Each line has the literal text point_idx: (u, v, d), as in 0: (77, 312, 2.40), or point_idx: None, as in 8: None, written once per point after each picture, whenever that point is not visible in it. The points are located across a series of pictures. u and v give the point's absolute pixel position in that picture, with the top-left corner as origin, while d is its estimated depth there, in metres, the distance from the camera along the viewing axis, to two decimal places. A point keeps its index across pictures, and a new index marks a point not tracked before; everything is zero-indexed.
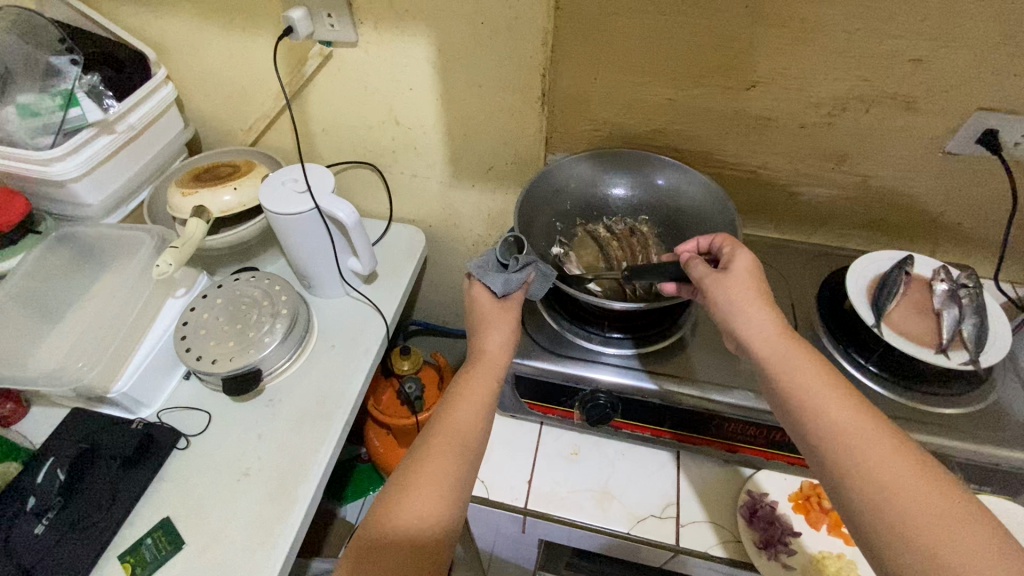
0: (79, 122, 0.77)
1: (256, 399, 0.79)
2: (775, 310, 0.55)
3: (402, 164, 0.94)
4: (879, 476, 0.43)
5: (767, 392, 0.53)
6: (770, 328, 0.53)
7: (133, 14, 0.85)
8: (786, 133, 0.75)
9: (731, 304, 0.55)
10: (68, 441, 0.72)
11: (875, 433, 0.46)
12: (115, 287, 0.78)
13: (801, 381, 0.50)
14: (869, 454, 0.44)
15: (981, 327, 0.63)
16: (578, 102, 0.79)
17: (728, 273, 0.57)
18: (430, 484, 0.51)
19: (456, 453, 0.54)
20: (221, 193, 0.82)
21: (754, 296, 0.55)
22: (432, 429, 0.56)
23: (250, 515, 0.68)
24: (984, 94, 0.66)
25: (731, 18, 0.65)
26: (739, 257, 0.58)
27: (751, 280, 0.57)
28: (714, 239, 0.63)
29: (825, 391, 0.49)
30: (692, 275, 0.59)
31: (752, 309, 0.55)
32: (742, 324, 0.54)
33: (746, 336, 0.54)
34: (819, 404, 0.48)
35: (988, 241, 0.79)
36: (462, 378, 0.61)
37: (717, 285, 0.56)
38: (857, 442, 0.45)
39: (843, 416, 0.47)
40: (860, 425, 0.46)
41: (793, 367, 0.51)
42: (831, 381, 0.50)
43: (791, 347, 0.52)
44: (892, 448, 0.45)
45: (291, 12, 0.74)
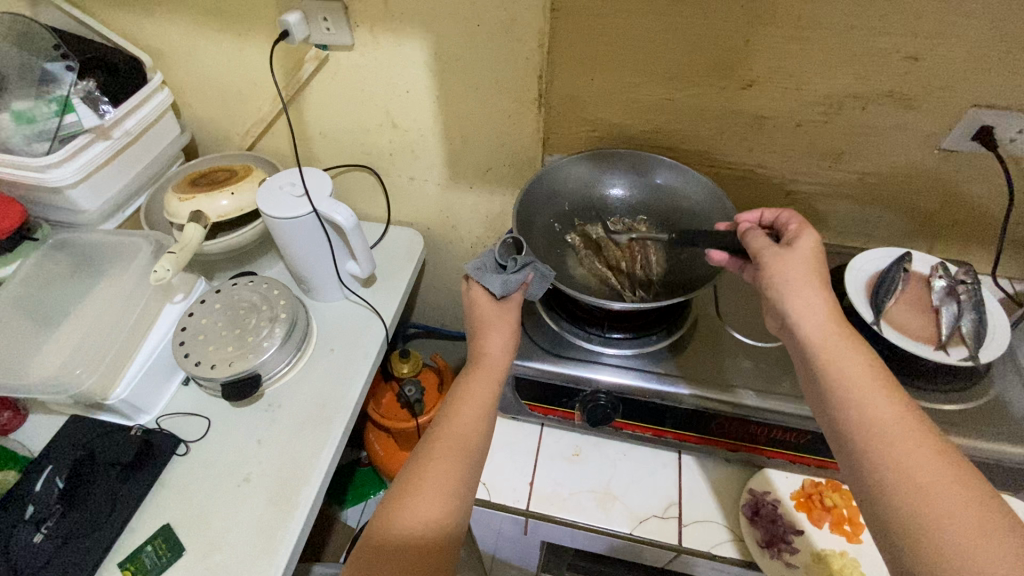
0: (76, 128, 0.77)
1: (255, 405, 0.79)
2: (828, 293, 0.55)
3: (399, 167, 0.94)
4: (904, 470, 0.43)
5: (803, 374, 0.53)
6: (820, 308, 0.53)
7: (128, 19, 0.84)
8: (783, 132, 0.76)
9: (790, 276, 0.55)
10: (66, 448, 0.72)
11: (906, 428, 0.46)
12: (113, 293, 0.78)
13: (835, 367, 0.50)
14: (897, 448, 0.45)
15: (980, 323, 0.63)
16: (575, 103, 0.79)
17: (792, 249, 0.58)
18: (433, 488, 0.51)
19: (457, 457, 0.54)
20: (217, 198, 0.82)
21: (813, 273, 0.56)
22: (433, 432, 0.56)
23: (251, 521, 0.68)
24: (979, 90, 0.66)
25: (726, 18, 0.66)
26: (804, 236, 0.59)
27: (814, 258, 0.57)
28: (781, 216, 0.64)
29: (860, 381, 0.49)
30: (752, 246, 0.60)
31: (808, 287, 0.55)
32: (794, 299, 0.54)
33: (795, 313, 0.54)
34: (851, 395, 0.48)
35: (986, 237, 0.80)
36: (463, 381, 0.61)
37: (777, 258, 0.57)
38: (886, 436, 0.45)
39: (876, 408, 0.47)
40: (891, 419, 0.46)
41: (832, 352, 0.51)
42: (869, 371, 0.49)
43: (838, 333, 0.52)
44: (920, 444, 0.45)
45: (286, 16, 0.74)
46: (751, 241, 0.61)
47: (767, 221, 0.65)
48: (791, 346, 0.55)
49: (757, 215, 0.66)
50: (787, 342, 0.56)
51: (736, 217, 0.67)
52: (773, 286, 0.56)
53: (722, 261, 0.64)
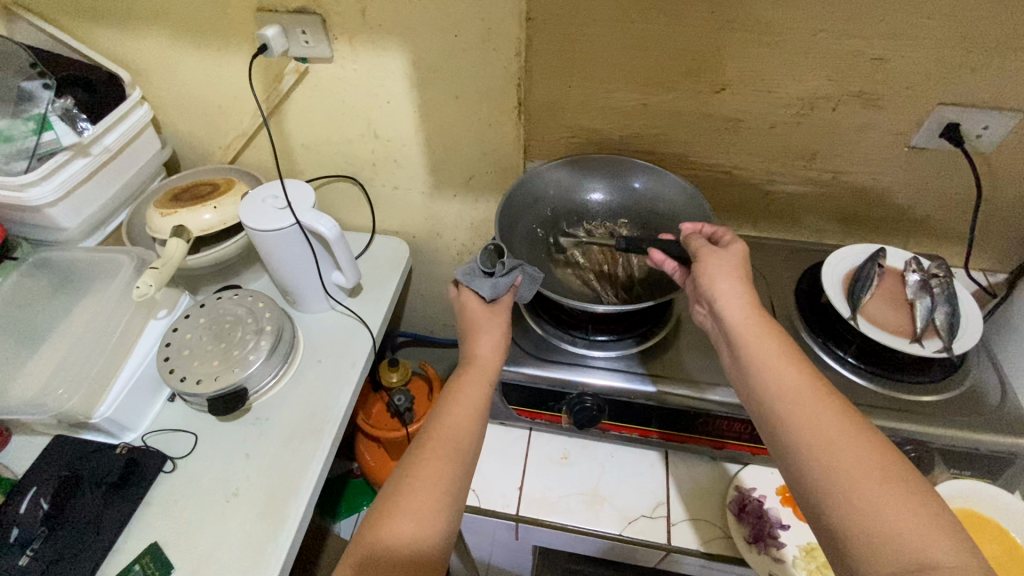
0: (53, 146, 0.76)
1: (243, 418, 0.78)
2: (748, 284, 0.57)
3: (382, 176, 0.95)
4: (817, 436, 0.46)
5: (729, 360, 0.55)
6: (742, 297, 0.56)
7: (106, 35, 0.84)
8: (757, 133, 0.77)
9: (717, 271, 0.57)
10: (49, 470, 0.71)
11: (817, 397, 0.48)
12: (95, 311, 0.77)
13: (755, 347, 0.52)
14: (808, 417, 0.47)
15: (953, 315, 0.64)
16: (554, 109, 0.80)
17: (723, 250, 0.60)
18: (426, 486, 0.52)
19: (449, 456, 0.54)
20: (200, 212, 0.82)
21: (740, 273, 0.58)
22: (425, 434, 0.57)
23: (238, 537, 0.67)
24: (944, 89, 0.68)
25: (698, 23, 0.67)
26: (735, 243, 0.60)
27: (741, 258, 0.59)
28: (717, 229, 0.65)
29: (774, 358, 0.51)
30: (690, 247, 0.62)
31: (734, 281, 0.57)
32: (717, 291, 0.56)
33: (718, 302, 0.56)
34: (767, 371, 0.51)
35: (958, 231, 0.82)
36: (454, 385, 0.61)
37: (707, 256, 0.59)
38: (799, 406, 0.48)
39: (790, 380, 0.49)
40: (803, 389, 0.49)
41: (753, 334, 0.53)
42: (780, 349, 0.52)
43: (758, 318, 0.54)
44: (830, 411, 0.47)
45: (264, 30, 0.74)
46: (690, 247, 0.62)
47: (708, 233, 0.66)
48: (720, 334, 0.57)
49: (698, 227, 0.67)
50: (716, 330, 0.58)
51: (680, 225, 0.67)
52: (701, 281, 0.58)
53: (661, 260, 0.64)
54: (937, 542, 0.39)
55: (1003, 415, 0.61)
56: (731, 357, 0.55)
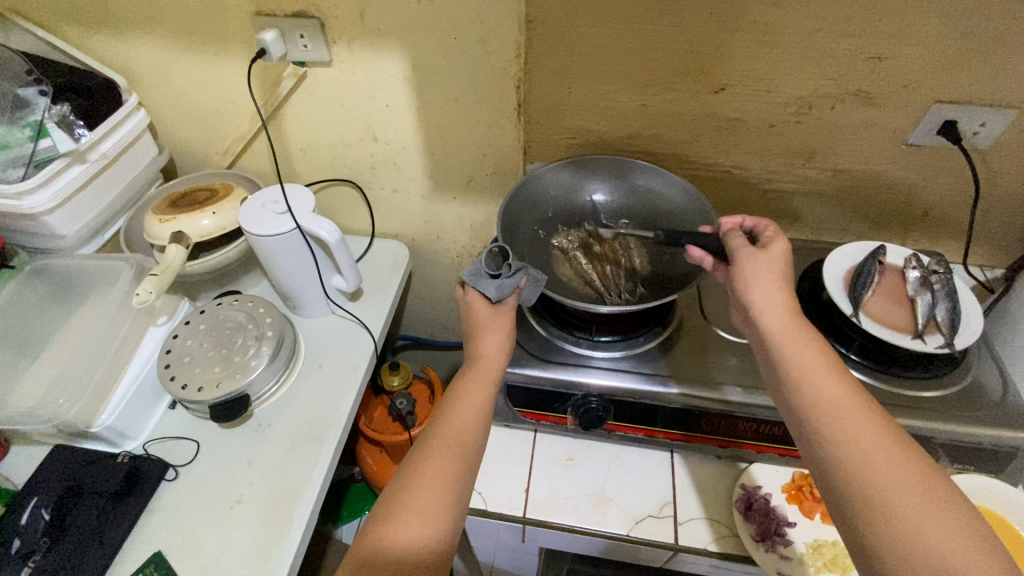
0: (50, 153, 0.76)
1: (245, 424, 0.78)
2: (789, 290, 0.57)
3: (382, 180, 0.94)
4: (858, 446, 0.46)
5: (763, 364, 0.55)
6: (781, 303, 0.56)
7: (101, 41, 0.84)
8: (757, 133, 0.77)
9: (759, 274, 0.58)
10: (50, 480, 0.70)
11: (857, 410, 0.48)
12: (94, 318, 0.77)
13: (795, 354, 0.53)
14: (848, 429, 0.47)
15: (954, 310, 0.65)
16: (553, 111, 0.80)
17: (765, 250, 0.60)
18: (430, 481, 0.52)
19: (453, 453, 0.54)
20: (199, 217, 0.81)
21: (779, 276, 0.58)
22: (430, 432, 0.57)
23: (241, 545, 0.67)
24: (941, 87, 0.68)
25: (697, 24, 0.67)
26: (776, 243, 0.60)
27: (784, 262, 0.59)
28: (759, 224, 0.65)
29: (813, 367, 0.51)
30: (731, 246, 0.62)
31: (773, 284, 0.57)
32: (759, 295, 0.57)
33: (757, 307, 0.56)
34: (805, 379, 0.51)
35: (955, 227, 0.82)
36: (459, 382, 0.61)
37: (748, 257, 0.59)
38: (839, 418, 0.48)
39: (829, 392, 0.50)
40: (842, 401, 0.49)
41: (792, 340, 0.53)
42: (821, 359, 0.52)
43: (797, 325, 0.55)
44: (869, 424, 0.47)
45: (263, 34, 0.74)
46: (732, 244, 0.62)
47: (749, 227, 0.66)
48: (754, 339, 0.57)
49: (738, 221, 0.67)
50: (750, 334, 0.58)
51: (720, 220, 0.68)
52: (740, 283, 0.58)
53: (699, 257, 0.65)
54: (974, 561, 0.40)
55: (1005, 409, 0.62)
56: (766, 362, 0.55)
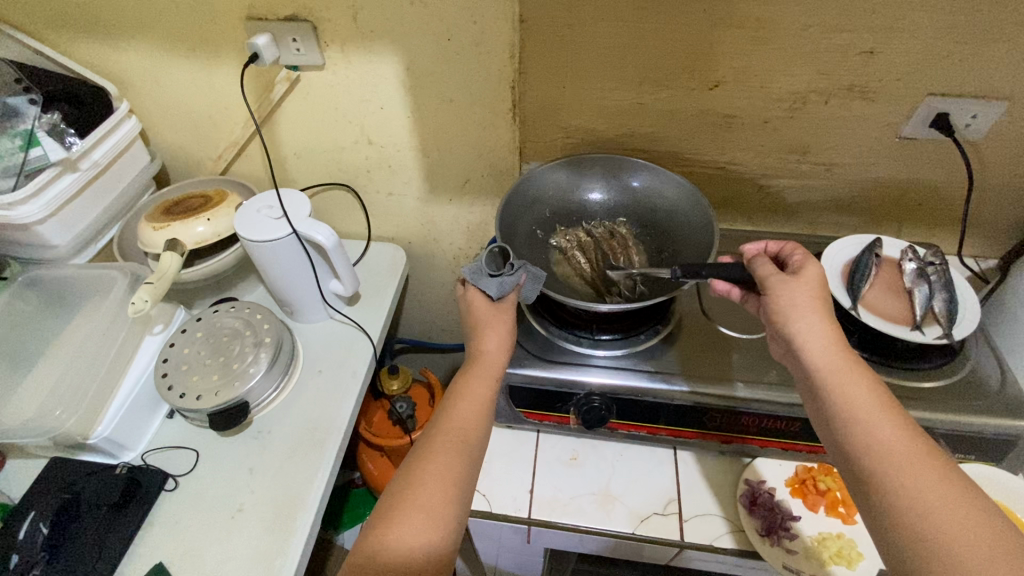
0: (41, 162, 0.75)
1: (244, 432, 0.77)
2: (831, 319, 0.56)
3: (377, 183, 0.94)
4: (909, 487, 0.45)
5: (806, 395, 0.55)
6: (822, 332, 0.55)
7: (90, 49, 0.83)
8: (752, 129, 0.78)
9: (797, 303, 0.56)
10: (47, 494, 0.70)
11: (908, 446, 0.47)
12: (89, 329, 0.76)
13: (840, 388, 0.52)
14: (902, 468, 0.46)
15: (951, 301, 0.65)
16: (549, 111, 0.80)
17: (798, 276, 0.59)
18: (435, 481, 0.52)
19: (457, 451, 0.54)
20: (193, 224, 0.81)
21: (816, 302, 0.57)
22: (432, 430, 0.56)
23: (242, 553, 0.66)
24: (932, 80, 0.69)
25: (690, 22, 0.68)
26: (809, 266, 0.59)
27: (819, 287, 0.58)
28: (784, 246, 0.64)
29: (861, 401, 0.50)
30: (759, 273, 0.61)
31: (812, 312, 0.56)
32: (799, 325, 0.56)
33: (797, 337, 0.55)
34: (853, 414, 0.50)
35: (949, 219, 0.83)
36: (461, 379, 0.61)
37: (784, 283, 0.58)
38: (894, 457, 0.47)
39: (880, 428, 0.49)
40: (894, 437, 0.48)
41: (836, 373, 0.52)
42: (869, 391, 0.51)
43: (840, 355, 0.54)
44: (923, 461, 0.46)
45: (255, 39, 0.73)
46: (758, 268, 0.61)
47: (773, 250, 0.66)
48: (796, 369, 0.56)
49: (762, 247, 0.67)
50: (791, 364, 0.57)
51: (743, 246, 0.67)
52: (778, 312, 0.57)
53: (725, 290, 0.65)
54: None
55: (1003, 398, 0.63)
56: (810, 396, 0.54)
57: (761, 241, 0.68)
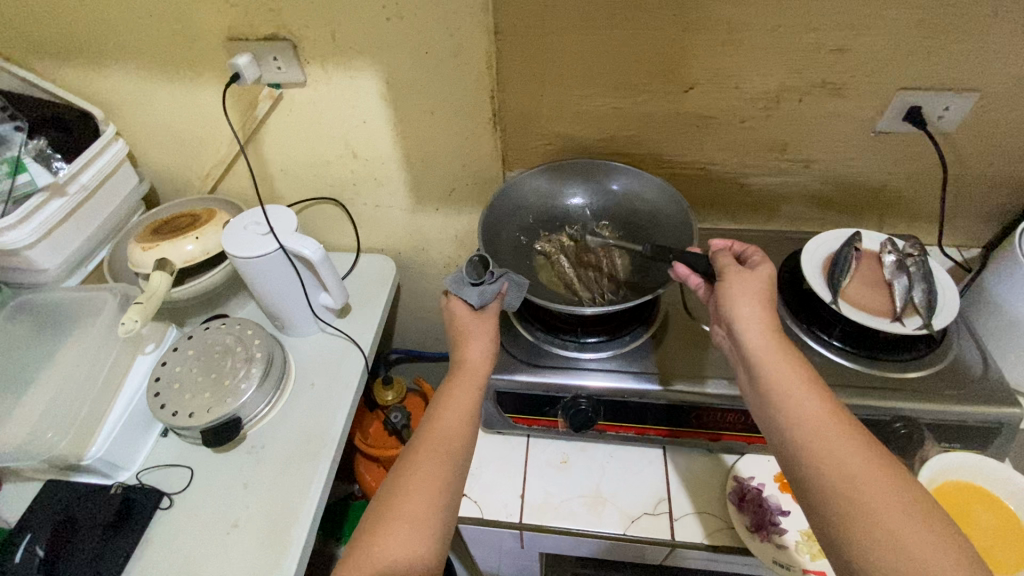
0: (28, 187, 0.76)
1: (238, 448, 0.78)
2: (772, 311, 0.57)
3: (364, 195, 0.95)
4: (844, 472, 0.47)
5: (746, 383, 0.56)
6: (762, 323, 0.56)
7: (76, 75, 0.84)
8: (729, 129, 0.79)
9: (743, 294, 0.57)
10: (44, 515, 0.70)
11: (840, 431, 0.49)
12: (80, 350, 0.77)
13: (779, 376, 0.53)
14: (834, 453, 0.48)
15: (930, 292, 0.66)
16: (528, 119, 0.81)
17: (752, 272, 0.60)
18: (419, 486, 0.52)
19: (440, 458, 0.55)
20: (182, 243, 0.82)
21: (762, 295, 0.58)
22: (418, 439, 0.57)
23: (239, 567, 0.66)
24: (903, 75, 0.70)
25: (660, 27, 0.69)
26: (763, 265, 0.60)
27: (769, 283, 0.59)
28: (747, 249, 0.65)
29: (798, 390, 0.52)
30: (718, 266, 0.61)
31: (756, 304, 0.57)
32: (742, 315, 0.57)
33: (739, 325, 0.56)
34: (790, 403, 0.51)
35: (929, 210, 0.84)
36: (445, 390, 0.61)
37: (736, 276, 0.59)
38: (824, 442, 0.49)
39: (812, 414, 0.50)
40: (825, 421, 0.50)
41: (776, 363, 0.54)
42: (805, 381, 0.53)
43: (778, 345, 0.55)
44: (853, 446, 0.48)
45: (236, 59, 0.75)
46: (718, 263, 0.62)
47: (738, 250, 0.66)
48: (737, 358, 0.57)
49: (728, 245, 0.67)
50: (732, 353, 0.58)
51: (710, 244, 0.68)
52: (724, 305, 0.58)
53: (686, 276, 0.64)
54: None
55: (984, 385, 0.64)
56: (750, 384, 0.55)
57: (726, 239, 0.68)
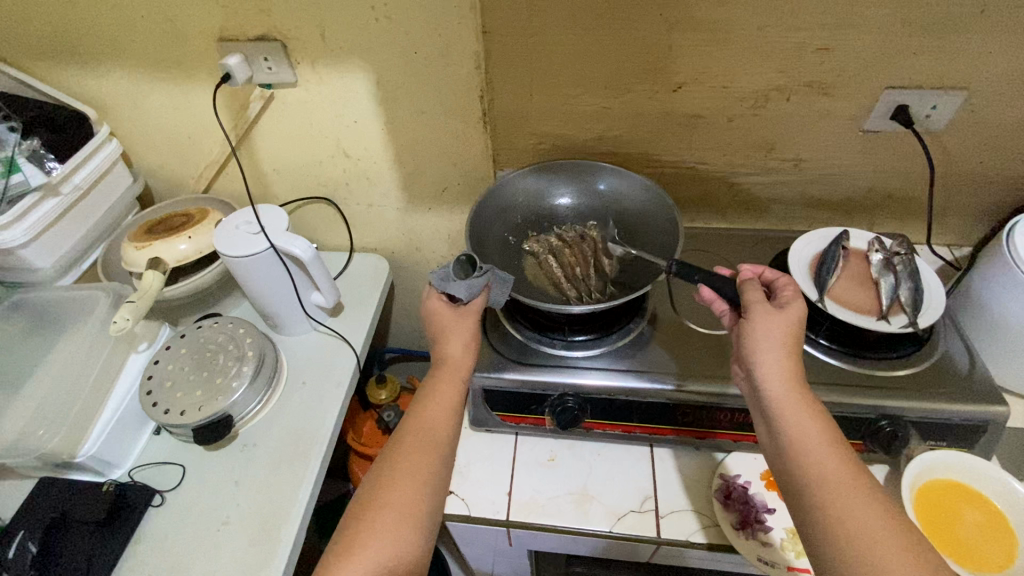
0: (22, 188, 0.77)
1: (230, 446, 0.78)
2: (796, 356, 0.56)
3: (356, 195, 0.96)
4: (855, 527, 0.47)
5: (763, 426, 0.56)
6: (785, 368, 0.55)
7: (69, 75, 0.85)
8: (718, 129, 0.79)
9: (769, 338, 0.56)
10: (38, 513, 0.71)
11: (853, 484, 0.49)
12: (73, 348, 0.77)
13: (796, 425, 0.53)
14: (849, 512, 0.48)
15: (917, 290, 0.66)
16: (518, 118, 0.81)
17: (781, 310, 0.58)
18: (406, 480, 0.53)
19: (428, 451, 0.56)
20: (175, 243, 0.82)
21: (788, 338, 0.57)
22: (405, 432, 0.58)
23: (229, 563, 0.67)
24: (890, 74, 0.70)
25: (647, 26, 0.69)
26: (793, 302, 0.59)
27: (797, 323, 0.58)
28: (779, 280, 0.63)
29: (816, 443, 0.52)
30: (746, 299, 0.60)
31: (781, 348, 0.56)
32: (763, 360, 0.56)
33: (761, 369, 0.56)
34: (807, 457, 0.51)
35: (918, 210, 0.84)
36: (429, 385, 0.62)
37: (763, 316, 0.58)
38: (837, 494, 0.49)
39: (829, 466, 0.50)
40: (842, 478, 0.50)
41: (794, 411, 0.53)
42: (825, 434, 0.52)
43: (799, 392, 0.54)
44: (869, 505, 0.48)
45: (226, 59, 0.75)
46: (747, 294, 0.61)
47: (768, 278, 0.65)
48: (755, 399, 0.57)
49: (758, 271, 0.66)
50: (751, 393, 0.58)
51: (740, 266, 0.66)
52: (746, 346, 0.58)
53: (710, 299, 0.66)
54: None
55: (971, 384, 0.64)
56: (767, 432, 0.55)
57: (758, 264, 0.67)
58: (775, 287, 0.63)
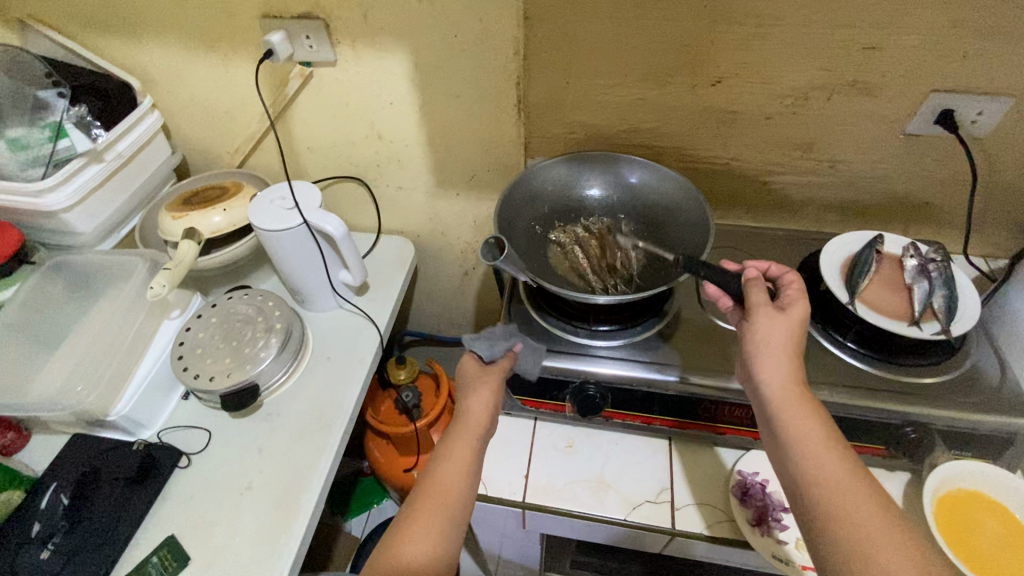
0: (68, 152, 0.80)
1: (255, 415, 0.80)
2: (798, 360, 0.57)
3: (387, 177, 0.97)
4: (857, 526, 0.47)
5: (763, 425, 0.56)
6: (786, 370, 0.56)
7: (116, 45, 0.87)
8: (754, 125, 0.78)
9: (771, 339, 0.57)
10: (69, 467, 0.73)
11: (857, 486, 0.49)
12: (110, 309, 0.79)
13: (798, 423, 0.53)
14: (849, 513, 0.48)
15: (951, 298, 0.66)
16: (553, 106, 0.81)
17: (784, 312, 0.58)
18: (418, 534, 0.56)
19: (440, 509, 0.58)
20: (210, 214, 0.84)
21: (791, 341, 0.57)
22: (421, 489, 0.60)
23: (250, 530, 0.69)
24: (935, 78, 0.69)
25: (689, 19, 0.69)
26: (798, 305, 0.59)
27: (801, 326, 0.58)
28: (784, 276, 0.63)
29: (815, 442, 0.52)
30: (750, 300, 0.59)
31: (783, 352, 0.56)
32: (764, 361, 0.56)
33: (762, 368, 0.56)
34: (810, 458, 0.51)
35: (956, 217, 0.82)
36: (446, 440, 0.64)
37: (765, 318, 0.58)
38: (839, 494, 0.49)
39: (831, 469, 0.51)
40: (844, 480, 0.50)
41: (793, 409, 0.54)
42: (826, 435, 0.53)
43: (800, 394, 0.55)
44: (872, 506, 0.48)
45: (270, 35, 0.76)
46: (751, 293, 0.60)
47: (773, 275, 0.65)
48: (756, 398, 0.57)
49: (764, 267, 0.66)
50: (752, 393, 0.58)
51: (744, 262, 0.67)
52: (749, 345, 0.58)
53: (716, 296, 0.67)
54: None
55: (1002, 395, 0.63)
56: (768, 432, 0.55)
57: (766, 261, 0.68)
58: (779, 286, 0.63)
